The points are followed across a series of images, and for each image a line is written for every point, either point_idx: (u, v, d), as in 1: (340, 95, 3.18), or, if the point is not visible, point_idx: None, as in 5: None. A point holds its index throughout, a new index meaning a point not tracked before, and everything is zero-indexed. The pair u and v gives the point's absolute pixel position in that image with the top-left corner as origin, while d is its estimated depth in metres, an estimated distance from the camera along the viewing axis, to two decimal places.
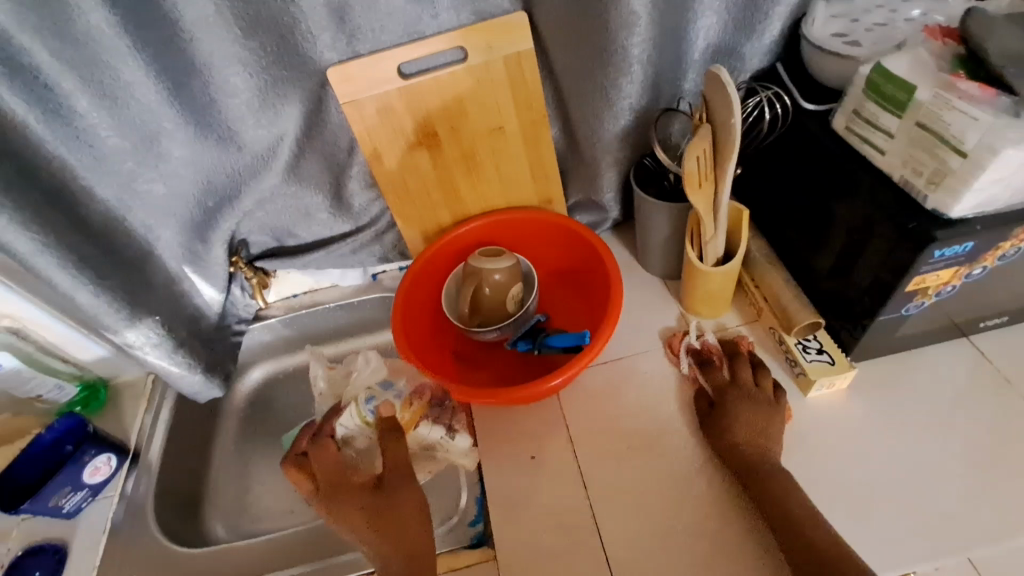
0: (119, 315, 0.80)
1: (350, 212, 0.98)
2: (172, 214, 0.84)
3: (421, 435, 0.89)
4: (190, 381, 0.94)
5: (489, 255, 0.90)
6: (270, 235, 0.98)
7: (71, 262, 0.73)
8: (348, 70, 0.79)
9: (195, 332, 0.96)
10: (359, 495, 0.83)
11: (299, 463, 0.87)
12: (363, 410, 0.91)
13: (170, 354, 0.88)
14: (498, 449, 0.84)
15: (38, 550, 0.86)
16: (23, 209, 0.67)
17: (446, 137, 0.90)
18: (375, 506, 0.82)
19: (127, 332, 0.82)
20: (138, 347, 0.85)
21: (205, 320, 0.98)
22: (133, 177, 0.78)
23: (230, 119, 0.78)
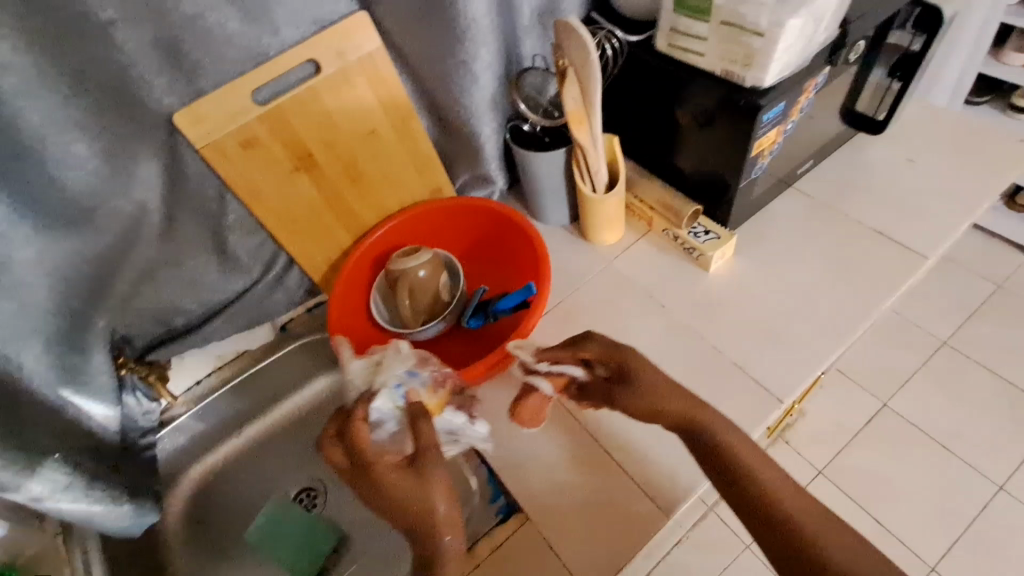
0: (14, 469, 0.65)
1: (241, 264, 0.90)
2: (33, 334, 0.70)
3: (447, 420, 0.77)
4: (116, 515, 0.82)
5: (407, 254, 0.89)
6: (154, 319, 0.87)
7: None
8: (197, 110, 0.74)
9: (102, 459, 0.81)
10: (393, 470, 0.67)
11: (341, 430, 0.73)
12: (394, 395, 0.73)
13: (86, 492, 0.75)
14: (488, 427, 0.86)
15: None
16: None
17: (322, 155, 0.87)
18: (404, 484, 0.65)
19: (31, 485, 0.68)
20: (47, 498, 0.70)
21: (107, 442, 0.82)
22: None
23: (78, 197, 0.70)
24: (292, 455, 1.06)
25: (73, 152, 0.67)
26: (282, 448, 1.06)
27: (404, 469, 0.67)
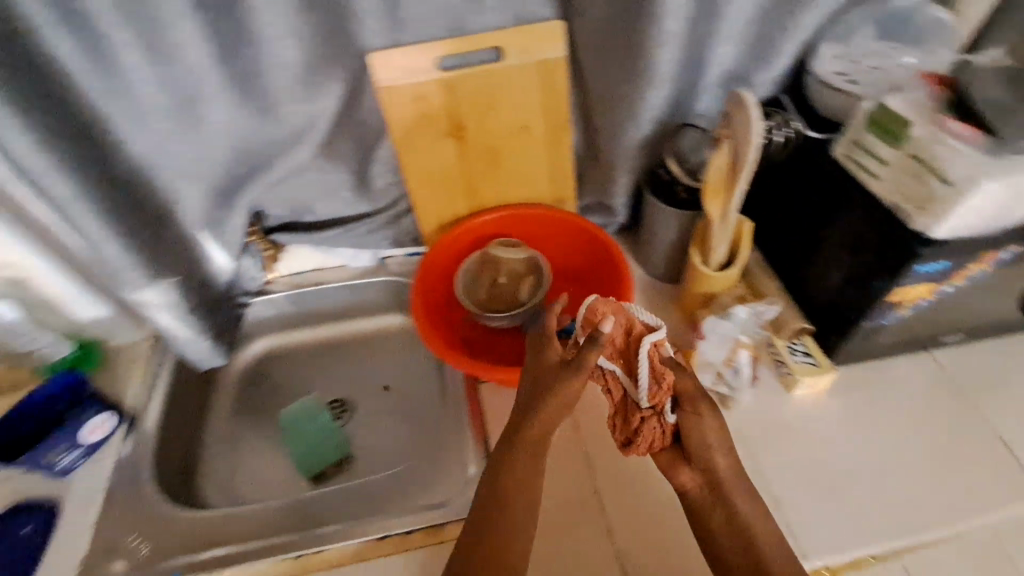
0: (139, 273, 0.79)
1: (370, 193, 1.00)
2: (196, 176, 0.85)
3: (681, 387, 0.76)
4: (197, 347, 0.94)
5: (507, 244, 0.98)
6: (290, 206, 0.99)
7: (101, 211, 0.72)
8: (389, 56, 0.83)
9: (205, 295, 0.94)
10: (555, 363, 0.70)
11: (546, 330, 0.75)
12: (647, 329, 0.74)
13: (184, 317, 0.88)
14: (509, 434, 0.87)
15: (30, 506, 0.83)
16: (65, 150, 0.67)
17: (474, 131, 0.94)
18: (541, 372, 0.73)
19: (144, 291, 0.81)
20: (154, 307, 0.84)
21: (215, 283, 0.96)
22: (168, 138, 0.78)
23: (273, 90, 0.82)
24: (342, 368, 1.16)
25: (282, 52, 0.77)
26: (336, 358, 1.16)
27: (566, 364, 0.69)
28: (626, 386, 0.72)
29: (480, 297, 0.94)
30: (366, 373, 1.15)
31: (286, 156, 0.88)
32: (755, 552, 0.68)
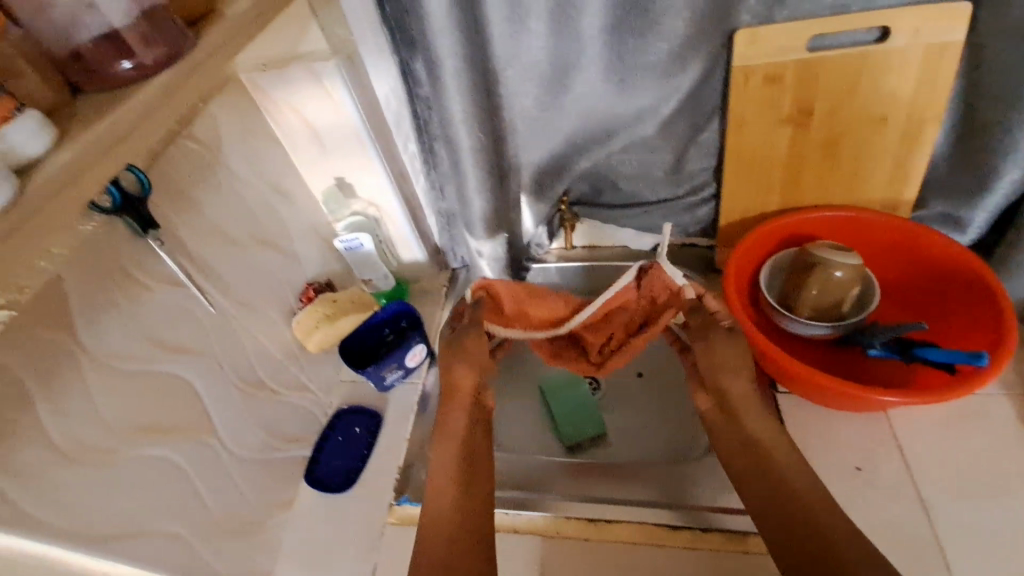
0: (489, 225, 0.88)
1: (680, 177, 0.96)
2: (540, 142, 0.90)
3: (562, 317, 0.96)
4: None
5: (839, 247, 0.85)
6: (599, 182, 0.99)
7: (485, 167, 0.80)
8: (759, 34, 0.78)
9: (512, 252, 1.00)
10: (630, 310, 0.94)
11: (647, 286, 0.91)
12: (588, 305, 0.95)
13: (500, 270, 0.96)
14: (820, 456, 0.83)
15: (356, 410, 0.95)
16: (476, 109, 0.74)
17: (820, 121, 0.85)
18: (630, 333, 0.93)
19: (485, 241, 0.90)
20: (484, 257, 0.93)
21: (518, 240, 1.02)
22: (536, 104, 0.84)
23: (643, 63, 0.79)
24: None
25: (670, 24, 0.75)
26: None
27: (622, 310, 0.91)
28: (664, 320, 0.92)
29: (804, 300, 0.86)
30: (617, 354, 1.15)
31: (628, 129, 0.87)
32: (788, 487, 0.72)
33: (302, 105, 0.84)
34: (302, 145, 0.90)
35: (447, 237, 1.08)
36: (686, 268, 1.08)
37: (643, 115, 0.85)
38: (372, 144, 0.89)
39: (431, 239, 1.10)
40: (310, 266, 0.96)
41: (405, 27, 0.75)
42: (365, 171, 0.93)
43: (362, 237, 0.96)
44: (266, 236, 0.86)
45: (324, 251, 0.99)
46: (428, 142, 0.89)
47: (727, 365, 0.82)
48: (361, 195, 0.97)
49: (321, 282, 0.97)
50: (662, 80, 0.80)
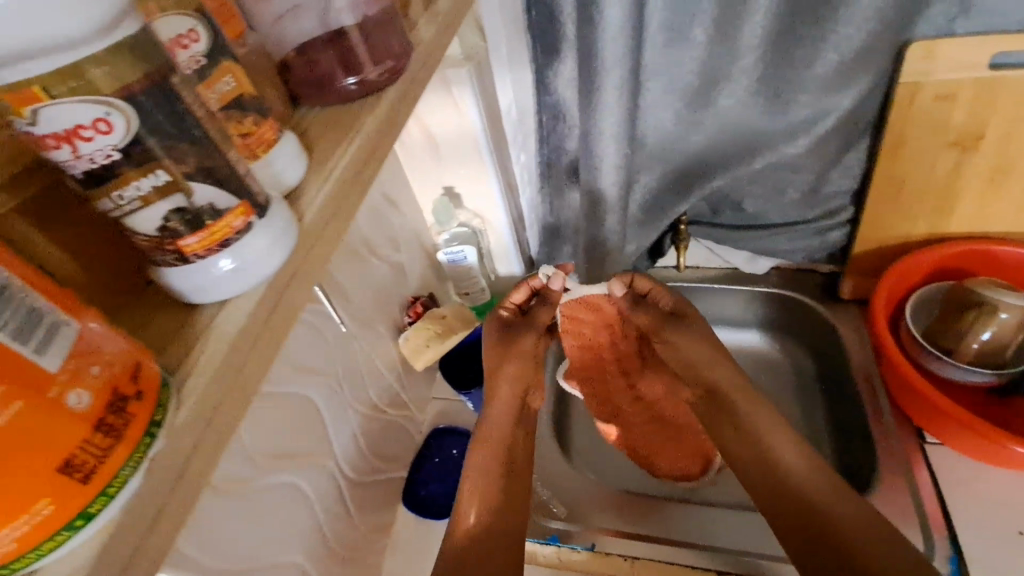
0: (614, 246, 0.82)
1: (815, 199, 0.88)
2: (670, 159, 0.83)
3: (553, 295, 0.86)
4: None
5: (1007, 287, 0.76)
6: (724, 202, 0.92)
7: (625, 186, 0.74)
8: (938, 47, 0.70)
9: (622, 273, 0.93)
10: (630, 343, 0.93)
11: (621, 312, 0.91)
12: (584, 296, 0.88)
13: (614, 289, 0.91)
14: (985, 521, 0.74)
15: (453, 432, 0.90)
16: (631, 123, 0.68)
17: (992, 144, 0.76)
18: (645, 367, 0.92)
19: None
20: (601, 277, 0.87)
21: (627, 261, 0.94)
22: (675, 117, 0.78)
23: (805, 77, 0.72)
24: None
25: (843, 36, 0.68)
26: None
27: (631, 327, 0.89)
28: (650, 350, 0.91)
29: (961, 345, 0.78)
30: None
31: (773, 149, 0.80)
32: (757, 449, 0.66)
33: (426, 112, 0.80)
34: (419, 156, 0.86)
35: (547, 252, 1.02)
36: (806, 295, 0.99)
37: (794, 132, 0.78)
38: (490, 154, 0.84)
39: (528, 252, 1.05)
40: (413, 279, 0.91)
41: (550, 31, 0.69)
42: (476, 182, 0.89)
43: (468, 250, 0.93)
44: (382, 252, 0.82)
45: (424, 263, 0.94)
46: (549, 153, 0.84)
47: (702, 358, 0.77)
48: (469, 206, 0.93)
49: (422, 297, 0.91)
50: (822, 94, 0.74)
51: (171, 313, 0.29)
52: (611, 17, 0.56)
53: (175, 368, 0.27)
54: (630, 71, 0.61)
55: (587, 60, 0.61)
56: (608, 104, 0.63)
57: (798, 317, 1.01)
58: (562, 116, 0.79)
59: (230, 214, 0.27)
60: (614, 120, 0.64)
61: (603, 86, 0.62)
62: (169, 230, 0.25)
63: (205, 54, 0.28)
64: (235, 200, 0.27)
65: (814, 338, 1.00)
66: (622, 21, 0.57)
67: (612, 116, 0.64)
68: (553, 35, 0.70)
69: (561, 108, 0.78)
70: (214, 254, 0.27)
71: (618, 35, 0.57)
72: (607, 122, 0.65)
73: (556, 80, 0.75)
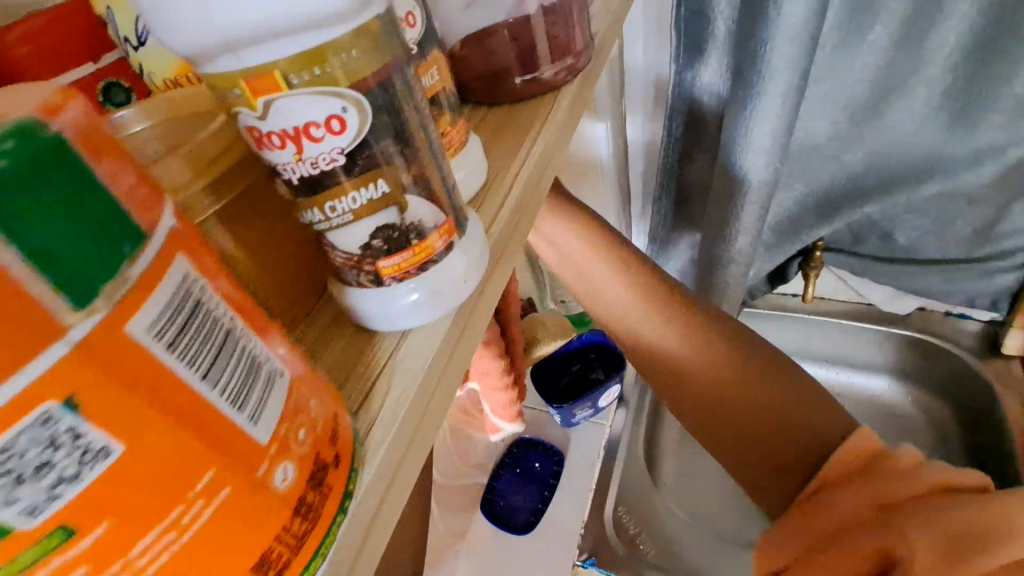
0: (740, 271, 0.73)
1: (987, 237, 0.75)
2: (815, 181, 0.74)
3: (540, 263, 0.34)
4: None
5: None
6: (870, 231, 0.81)
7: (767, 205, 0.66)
8: None
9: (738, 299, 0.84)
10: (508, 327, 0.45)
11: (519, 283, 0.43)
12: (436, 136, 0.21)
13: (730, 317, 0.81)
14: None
15: (538, 444, 0.85)
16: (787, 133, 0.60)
17: None
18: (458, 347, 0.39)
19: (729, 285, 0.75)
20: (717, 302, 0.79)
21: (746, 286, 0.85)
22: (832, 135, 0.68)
23: (1007, 94, 0.61)
24: None
25: None
26: None
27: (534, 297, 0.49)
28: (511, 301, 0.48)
29: None
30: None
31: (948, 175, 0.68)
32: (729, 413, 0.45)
33: None
34: None
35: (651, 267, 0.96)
36: (956, 346, 0.86)
37: (978, 159, 0.67)
38: None
39: None
40: None
41: (698, 32, 0.63)
42: None
43: None
44: None
45: None
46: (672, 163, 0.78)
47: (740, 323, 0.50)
48: None
49: None
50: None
51: (342, 342, 0.18)
52: (789, 17, 0.49)
53: (361, 402, 0.16)
54: (797, 80, 0.53)
55: (745, 64, 0.55)
56: (764, 115, 0.56)
57: (941, 370, 0.87)
58: (695, 125, 0.72)
59: (436, 230, 0.17)
60: (766, 132, 0.57)
61: (761, 94, 0.54)
62: (372, 248, 0.16)
63: (421, 39, 0.21)
64: (444, 215, 0.17)
65: (960, 397, 0.86)
66: (800, 22, 0.50)
67: (767, 129, 0.57)
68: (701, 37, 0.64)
69: (695, 116, 0.71)
70: (407, 282, 0.17)
71: (793, 38, 0.50)
72: (758, 135, 0.57)
73: (697, 86, 0.68)
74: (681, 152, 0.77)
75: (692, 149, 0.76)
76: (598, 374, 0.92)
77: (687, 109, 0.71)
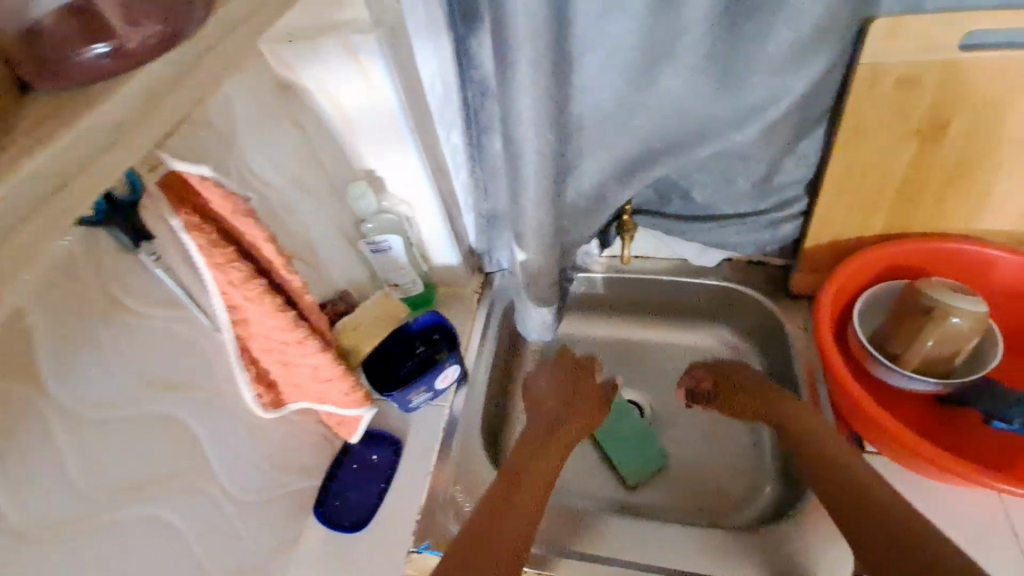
0: (542, 242, 0.74)
1: (767, 192, 0.82)
2: (610, 148, 0.75)
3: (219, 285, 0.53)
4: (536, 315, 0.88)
5: (956, 290, 0.71)
6: (672, 191, 0.85)
7: (550, 177, 0.66)
8: (903, 26, 0.63)
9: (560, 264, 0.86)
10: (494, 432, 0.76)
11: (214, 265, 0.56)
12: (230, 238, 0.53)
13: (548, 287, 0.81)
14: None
15: (376, 434, 0.84)
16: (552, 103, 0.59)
17: (957, 137, 0.70)
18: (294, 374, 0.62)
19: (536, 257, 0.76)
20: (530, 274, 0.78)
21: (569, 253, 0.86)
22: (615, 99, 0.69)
23: (755, 57, 0.64)
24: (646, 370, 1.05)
25: (800, 11, 0.60)
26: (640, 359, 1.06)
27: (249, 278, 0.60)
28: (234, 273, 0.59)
29: (902, 351, 0.73)
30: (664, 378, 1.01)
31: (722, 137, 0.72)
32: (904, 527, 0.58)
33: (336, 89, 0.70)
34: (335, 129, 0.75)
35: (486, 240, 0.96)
36: (756, 291, 0.95)
37: (743, 120, 0.71)
38: (410, 134, 0.75)
39: (466, 242, 0.98)
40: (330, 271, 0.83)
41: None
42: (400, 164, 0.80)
43: (393, 240, 0.85)
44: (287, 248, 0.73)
45: (345, 252, 0.86)
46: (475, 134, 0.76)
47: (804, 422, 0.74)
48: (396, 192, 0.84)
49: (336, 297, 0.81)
50: (775, 78, 0.66)
51: None
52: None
53: None
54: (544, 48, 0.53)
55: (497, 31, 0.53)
56: (522, 84, 0.55)
57: (747, 313, 0.96)
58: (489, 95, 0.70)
59: None
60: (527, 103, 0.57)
61: (515, 63, 0.54)
62: None
63: None
64: None
65: (763, 335, 0.95)
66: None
67: (526, 99, 0.57)
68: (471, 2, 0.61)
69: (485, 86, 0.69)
70: None
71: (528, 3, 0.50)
72: (521, 106, 0.57)
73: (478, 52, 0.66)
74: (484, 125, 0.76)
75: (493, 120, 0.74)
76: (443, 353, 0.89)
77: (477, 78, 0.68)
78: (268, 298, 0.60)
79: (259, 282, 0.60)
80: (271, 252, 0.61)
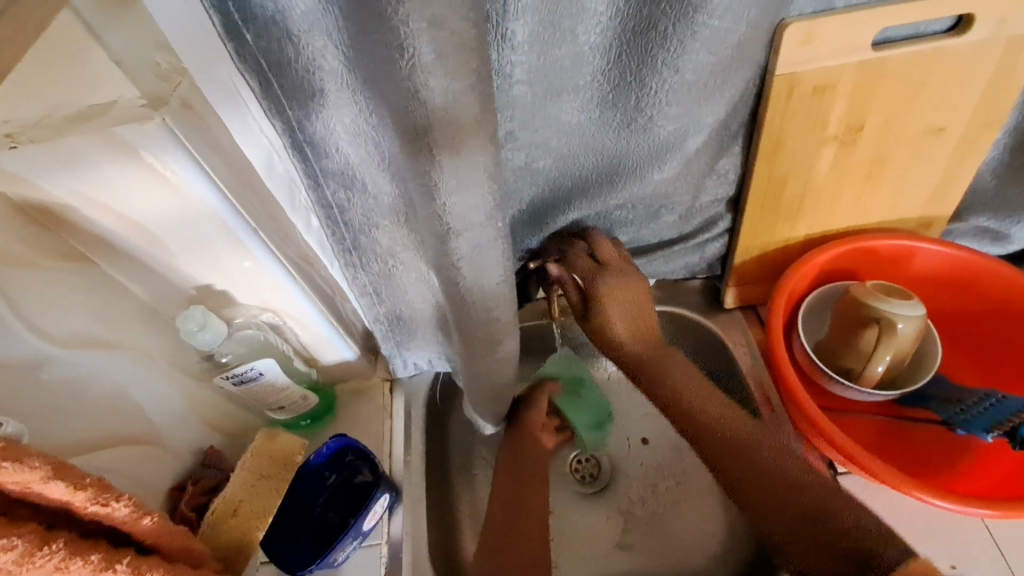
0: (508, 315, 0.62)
1: (691, 213, 0.74)
2: (516, 194, 0.66)
3: None
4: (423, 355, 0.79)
5: (889, 294, 0.68)
6: (593, 231, 0.74)
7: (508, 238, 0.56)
8: (816, 30, 0.56)
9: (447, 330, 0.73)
10: (323, 512, 0.68)
11: None
12: None
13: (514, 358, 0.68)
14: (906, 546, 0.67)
15: None
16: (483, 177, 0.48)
17: (870, 137, 0.66)
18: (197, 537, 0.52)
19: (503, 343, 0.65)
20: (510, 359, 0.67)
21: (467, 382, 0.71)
22: (504, 139, 0.60)
23: (666, 90, 0.57)
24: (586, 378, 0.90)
25: (707, 34, 0.53)
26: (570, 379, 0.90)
27: (37, 543, 0.37)
28: (20, 540, 0.36)
29: (857, 366, 0.69)
30: (618, 419, 0.88)
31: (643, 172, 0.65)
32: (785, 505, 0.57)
33: (122, 201, 0.48)
34: (136, 248, 0.53)
35: (394, 342, 0.76)
36: (693, 309, 0.86)
37: (661, 155, 0.64)
38: (252, 235, 0.54)
39: (359, 327, 0.78)
40: (174, 430, 0.59)
41: (300, 78, 0.48)
42: (248, 272, 0.58)
43: (263, 365, 0.62)
44: (97, 434, 0.50)
45: (194, 394, 0.63)
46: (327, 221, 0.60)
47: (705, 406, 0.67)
48: (252, 302, 0.62)
49: (200, 473, 0.60)
50: (694, 106, 0.59)
51: None
52: (440, 89, 0.42)
53: None
54: (460, 132, 0.45)
55: (400, 115, 0.44)
56: (466, 175, 0.47)
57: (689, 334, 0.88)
58: (354, 183, 0.57)
59: None
60: (475, 197, 0.49)
61: (442, 156, 0.46)
62: None
63: None
64: None
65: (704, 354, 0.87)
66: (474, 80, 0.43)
67: (475, 187, 0.48)
68: (308, 80, 0.48)
69: (364, 177, 0.57)
70: None
71: (472, 92, 0.43)
72: (461, 201, 0.49)
73: (331, 131, 0.53)
74: (364, 221, 0.61)
75: (376, 216, 0.61)
76: (364, 475, 0.70)
77: (339, 167, 0.55)
78: (78, 562, 0.39)
79: (55, 546, 0.38)
80: (59, 490, 0.39)
